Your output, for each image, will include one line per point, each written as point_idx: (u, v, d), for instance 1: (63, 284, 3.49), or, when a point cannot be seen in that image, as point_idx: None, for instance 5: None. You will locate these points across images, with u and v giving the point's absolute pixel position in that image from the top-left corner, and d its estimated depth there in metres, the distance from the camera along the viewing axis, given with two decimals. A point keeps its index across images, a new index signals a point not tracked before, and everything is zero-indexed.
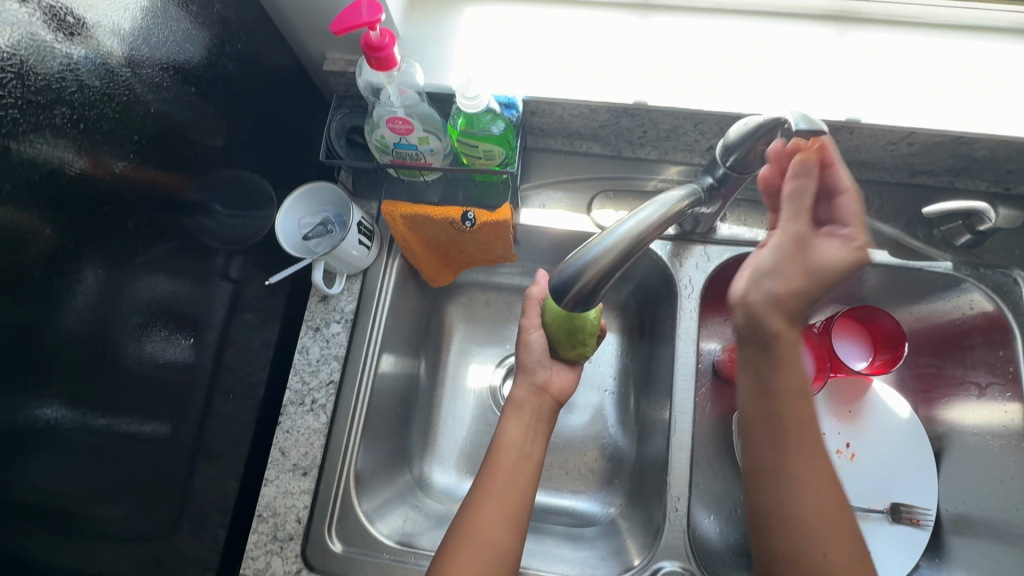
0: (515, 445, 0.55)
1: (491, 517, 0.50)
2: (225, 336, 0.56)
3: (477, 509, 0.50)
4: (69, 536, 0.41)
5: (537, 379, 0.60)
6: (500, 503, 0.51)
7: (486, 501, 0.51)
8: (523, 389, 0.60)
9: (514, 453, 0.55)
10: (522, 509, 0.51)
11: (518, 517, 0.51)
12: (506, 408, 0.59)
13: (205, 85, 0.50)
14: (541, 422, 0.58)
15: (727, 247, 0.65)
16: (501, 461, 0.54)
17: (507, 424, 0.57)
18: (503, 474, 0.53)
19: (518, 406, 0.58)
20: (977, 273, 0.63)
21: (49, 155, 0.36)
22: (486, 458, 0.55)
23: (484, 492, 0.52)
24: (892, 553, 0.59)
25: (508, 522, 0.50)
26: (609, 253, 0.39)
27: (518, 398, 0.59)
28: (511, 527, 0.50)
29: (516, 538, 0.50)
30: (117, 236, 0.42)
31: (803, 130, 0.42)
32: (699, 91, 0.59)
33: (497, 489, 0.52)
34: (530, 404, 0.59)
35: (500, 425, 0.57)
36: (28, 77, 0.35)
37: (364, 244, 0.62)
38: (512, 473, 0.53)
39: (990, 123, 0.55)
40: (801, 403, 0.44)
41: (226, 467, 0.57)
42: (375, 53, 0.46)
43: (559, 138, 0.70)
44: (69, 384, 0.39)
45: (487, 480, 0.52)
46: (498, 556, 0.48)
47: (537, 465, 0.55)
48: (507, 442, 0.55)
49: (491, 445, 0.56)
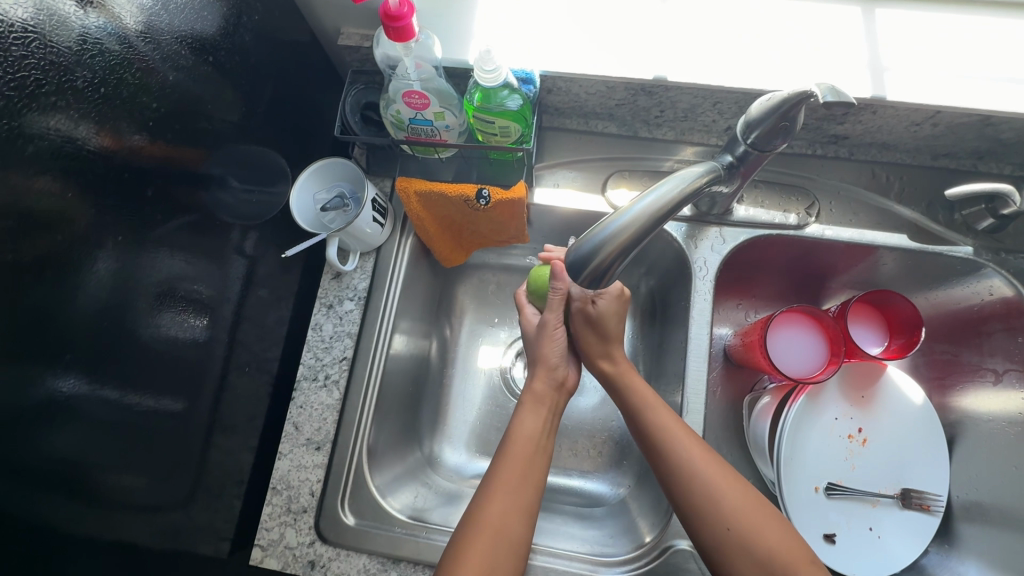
0: (531, 438, 0.55)
1: (505, 505, 0.50)
2: (240, 310, 0.56)
3: (490, 495, 0.50)
4: (85, 504, 0.41)
5: (559, 375, 0.61)
6: (514, 494, 0.51)
7: (499, 491, 0.51)
8: (542, 384, 0.61)
9: (530, 446, 0.55)
10: (534, 500, 0.51)
11: (531, 511, 0.51)
12: (524, 399, 0.60)
13: (222, 56, 0.49)
14: (553, 417, 0.60)
15: (743, 229, 0.64)
16: (516, 452, 0.54)
17: (523, 417, 0.57)
18: (518, 465, 0.53)
19: (536, 399, 0.59)
20: (998, 258, 0.61)
21: (71, 118, 0.36)
22: (498, 450, 0.55)
23: (496, 479, 0.52)
24: (900, 538, 0.59)
25: (520, 511, 0.50)
26: (627, 229, 0.39)
27: (537, 391, 0.60)
28: (525, 519, 0.50)
29: (527, 529, 0.50)
30: (135, 206, 0.42)
31: (830, 102, 0.39)
32: (720, 67, 0.58)
33: (512, 479, 0.52)
34: (548, 399, 0.60)
35: (515, 418, 0.57)
36: (47, 39, 0.34)
37: (378, 222, 0.62)
38: (528, 466, 0.53)
39: (1019, 102, 0.54)
40: (677, 435, 0.51)
41: (241, 440, 0.58)
42: (393, 22, 0.45)
43: (575, 117, 0.69)
44: (84, 358, 0.39)
45: (500, 470, 0.52)
46: (510, 545, 0.48)
47: (548, 460, 0.56)
48: (523, 435, 0.55)
49: (505, 435, 0.56)
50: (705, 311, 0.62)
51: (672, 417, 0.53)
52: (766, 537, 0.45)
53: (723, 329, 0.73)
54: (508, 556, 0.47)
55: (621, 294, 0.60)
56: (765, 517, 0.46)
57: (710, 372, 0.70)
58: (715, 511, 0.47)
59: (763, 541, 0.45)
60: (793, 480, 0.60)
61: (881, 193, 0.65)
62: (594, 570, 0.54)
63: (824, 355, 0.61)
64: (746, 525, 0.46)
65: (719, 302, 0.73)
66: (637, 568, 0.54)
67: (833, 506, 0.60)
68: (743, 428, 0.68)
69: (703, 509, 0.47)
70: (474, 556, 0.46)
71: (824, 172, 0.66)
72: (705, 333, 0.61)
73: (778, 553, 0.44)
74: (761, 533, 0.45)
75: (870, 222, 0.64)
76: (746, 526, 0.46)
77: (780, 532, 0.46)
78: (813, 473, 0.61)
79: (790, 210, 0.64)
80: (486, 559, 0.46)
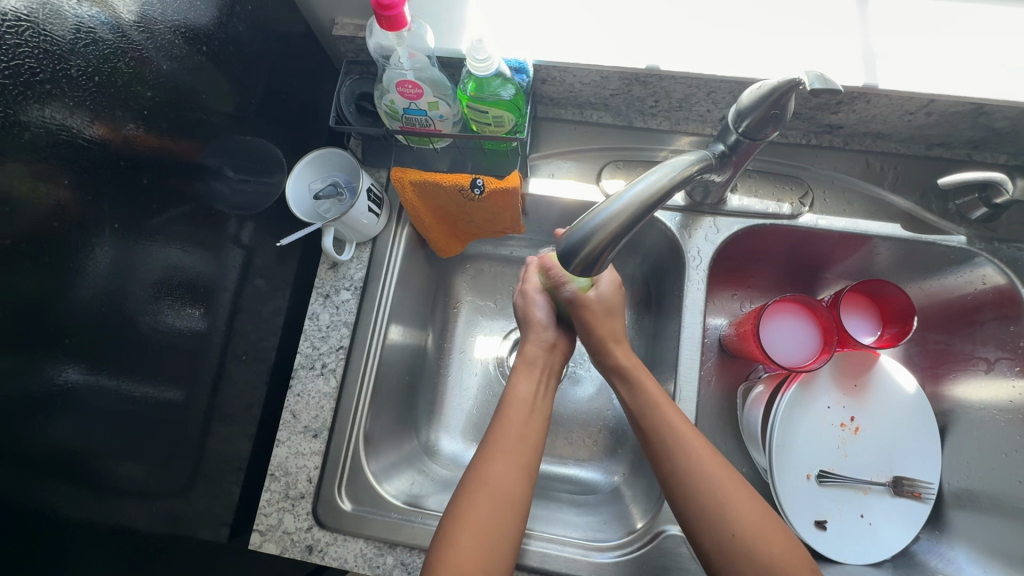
0: (527, 401, 0.57)
1: (503, 467, 0.51)
2: (237, 299, 0.57)
3: (488, 458, 0.51)
4: (84, 488, 0.42)
5: (548, 338, 0.63)
6: (512, 456, 0.52)
7: (498, 454, 0.52)
8: (534, 349, 0.62)
9: (526, 408, 0.56)
10: (533, 460, 0.52)
11: (530, 469, 0.52)
12: (517, 365, 0.61)
13: (216, 46, 0.49)
14: (548, 379, 0.61)
15: (737, 218, 0.65)
16: (513, 415, 0.55)
17: (519, 381, 0.59)
18: (516, 428, 0.54)
19: (529, 363, 0.61)
20: (991, 247, 0.62)
21: (66, 110, 0.37)
22: (496, 414, 0.56)
23: (494, 442, 0.53)
24: (891, 525, 0.60)
25: (519, 470, 0.51)
26: (618, 216, 0.39)
27: (529, 355, 0.61)
28: (524, 477, 0.51)
29: (527, 488, 0.51)
30: (130, 196, 0.42)
31: (818, 89, 0.41)
32: (713, 56, 0.58)
33: (512, 443, 0.53)
34: (540, 361, 0.61)
35: (511, 382, 0.59)
36: (40, 28, 0.35)
37: (374, 211, 0.63)
38: (525, 427, 0.54)
39: (1012, 90, 0.54)
40: (675, 416, 0.53)
41: (239, 428, 0.59)
42: (384, 12, 0.45)
43: (570, 107, 0.69)
44: (82, 345, 0.40)
45: (498, 433, 0.54)
46: (510, 504, 0.49)
47: (546, 421, 0.57)
48: (519, 398, 0.57)
49: (501, 400, 0.57)
50: (698, 301, 0.63)
51: (681, 416, 0.54)
52: (769, 544, 0.46)
53: (718, 320, 0.73)
54: (508, 516, 0.48)
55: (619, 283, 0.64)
56: (767, 523, 0.47)
57: (704, 363, 0.71)
58: (709, 497, 0.48)
59: (765, 548, 0.45)
60: (785, 468, 0.61)
61: (875, 182, 0.65)
62: (586, 554, 0.55)
63: (817, 344, 0.61)
64: (750, 531, 0.46)
65: (713, 293, 0.73)
66: (627, 552, 0.55)
67: (824, 493, 0.61)
68: (738, 418, 0.68)
69: (708, 510, 0.48)
70: (473, 522, 0.47)
71: (818, 162, 0.66)
72: (698, 323, 0.62)
73: (779, 561, 0.45)
74: (763, 538, 0.46)
75: (864, 212, 0.64)
76: (751, 532, 0.46)
77: (781, 536, 0.46)
78: (806, 461, 0.62)
79: (784, 200, 0.65)
80: (486, 522, 0.47)
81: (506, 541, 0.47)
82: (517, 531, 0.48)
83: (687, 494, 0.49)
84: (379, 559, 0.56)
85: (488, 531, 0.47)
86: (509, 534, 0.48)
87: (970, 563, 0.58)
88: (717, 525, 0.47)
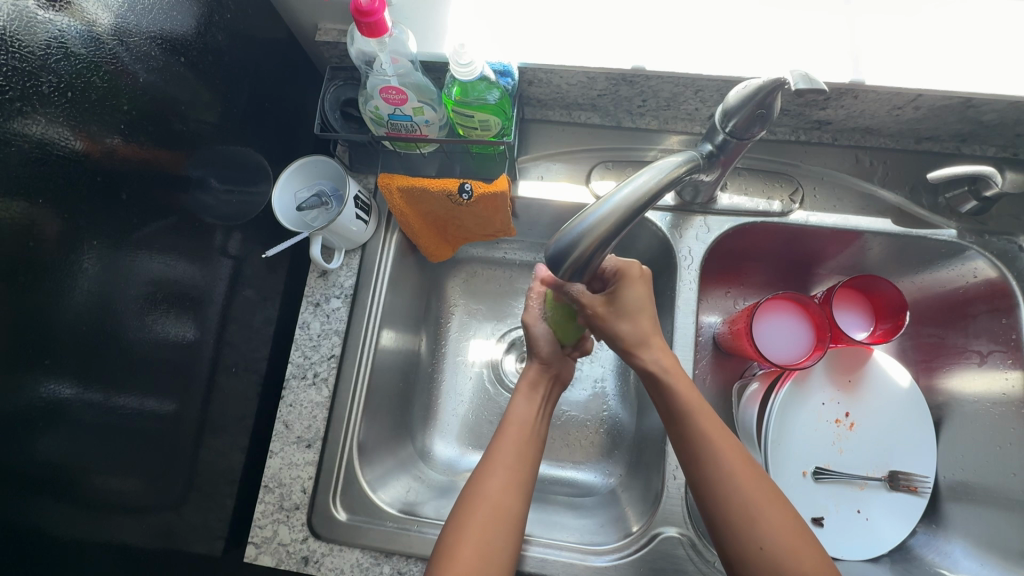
0: (526, 421, 0.58)
1: (501, 481, 0.51)
2: (226, 311, 0.56)
3: (489, 473, 0.52)
4: (71, 506, 0.41)
5: (551, 366, 0.63)
6: (513, 472, 0.52)
7: (498, 469, 0.52)
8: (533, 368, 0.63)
9: (525, 428, 0.57)
10: (530, 478, 0.53)
11: (526, 485, 0.53)
12: (519, 385, 0.62)
13: (195, 56, 0.49)
14: (548, 404, 0.62)
15: (727, 217, 0.64)
16: (510, 435, 0.56)
17: (518, 401, 0.60)
18: (513, 445, 0.55)
19: (529, 385, 0.61)
20: (982, 240, 0.62)
21: (42, 129, 0.36)
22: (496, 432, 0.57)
23: (493, 459, 0.54)
24: (888, 519, 0.60)
25: (518, 485, 0.52)
26: (605, 221, 0.38)
27: (529, 376, 0.62)
28: (522, 495, 0.52)
29: (524, 504, 0.51)
30: (110, 207, 0.41)
31: (803, 89, 0.41)
32: (699, 54, 0.57)
33: (509, 458, 0.53)
34: (542, 383, 0.62)
35: (510, 402, 0.60)
36: (11, 44, 0.34)
37: (362, 219, 0.62)
38: (522, 445, 0.55)
39: (999, 84, 0.54)
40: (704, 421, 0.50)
41: (231, 440, 0.58)
42: (364, 18, 0.45)
43: (558, 109, 0.69)
44: (71, 363, 0.39)
45: (496, 451, 0.54)
46: (509, 517, 0.49)
47: (542, 442, 0.58)
48: (517, 419, 0.58)
49: (501, 419, 0.58)
50: (690, 301, 0.62)
51: (710, 417, 0.51)
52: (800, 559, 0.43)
53: (711, 318, 0.73)
54: (506, 530, 0.49)
55: (642, 273, 0.55)
56: (800, 540, 0.44)
57: (698, 361, 0.71)
58: (739, 505, 0.46)
59: (796, 564, 0.43)
60: (783, 465, 0.61)
61: (865, 177, 0.65)
62: (583, 558, 0.55)
63: (810, 341, 0.61)
64: (781, 548, 0.44)
65: (707, 291, 0.74)
66: (626, 555, 0.55)
67: (822, 490, 0.61)
68: (733, 415, 0.68)
69: (740, 524, 0.46)
70: (476, 533, 0.48)
71: (807, 158, 0.66)
72: (691, 322, 0.62)
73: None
74: (793, 556, 0.43)
75: (854, 207, 0.64)
76: (783, 548, 0.44)
77: (807, 548, 0.44)
78: (804, 457, 0.61)
79: (774, 197, 0.64)
80: (489, 535, 0.48)
81: (507, 554, 0.48)
82: (515, 543, 0.49)
83: (714, 505, 0.47)
84: (375, 568, 0.55)
85: (488, 543, 0.48)
86: (509, 549, 0.48)
87: (965, 556, 0.58)
88: (747, 537, 0.45)
